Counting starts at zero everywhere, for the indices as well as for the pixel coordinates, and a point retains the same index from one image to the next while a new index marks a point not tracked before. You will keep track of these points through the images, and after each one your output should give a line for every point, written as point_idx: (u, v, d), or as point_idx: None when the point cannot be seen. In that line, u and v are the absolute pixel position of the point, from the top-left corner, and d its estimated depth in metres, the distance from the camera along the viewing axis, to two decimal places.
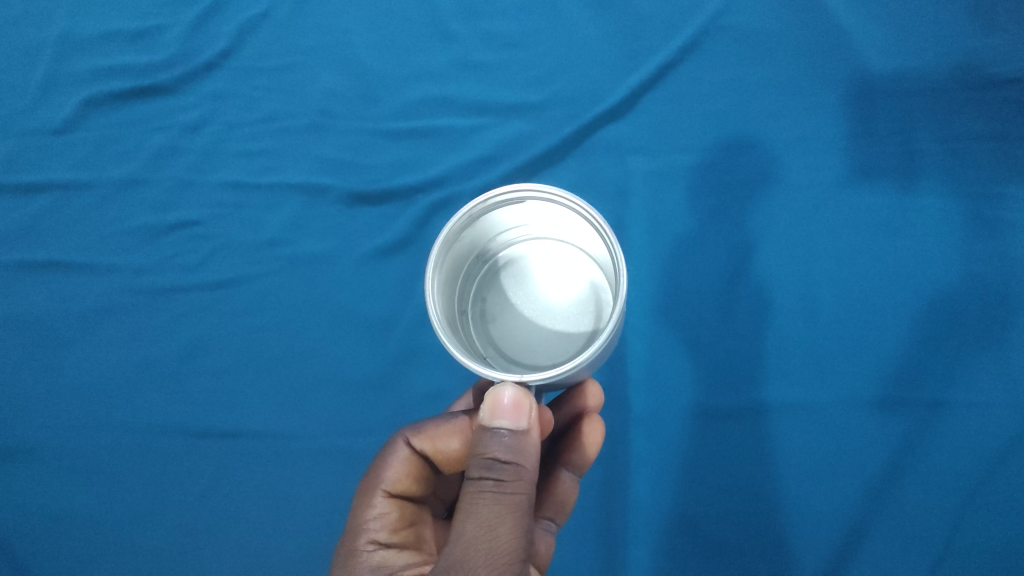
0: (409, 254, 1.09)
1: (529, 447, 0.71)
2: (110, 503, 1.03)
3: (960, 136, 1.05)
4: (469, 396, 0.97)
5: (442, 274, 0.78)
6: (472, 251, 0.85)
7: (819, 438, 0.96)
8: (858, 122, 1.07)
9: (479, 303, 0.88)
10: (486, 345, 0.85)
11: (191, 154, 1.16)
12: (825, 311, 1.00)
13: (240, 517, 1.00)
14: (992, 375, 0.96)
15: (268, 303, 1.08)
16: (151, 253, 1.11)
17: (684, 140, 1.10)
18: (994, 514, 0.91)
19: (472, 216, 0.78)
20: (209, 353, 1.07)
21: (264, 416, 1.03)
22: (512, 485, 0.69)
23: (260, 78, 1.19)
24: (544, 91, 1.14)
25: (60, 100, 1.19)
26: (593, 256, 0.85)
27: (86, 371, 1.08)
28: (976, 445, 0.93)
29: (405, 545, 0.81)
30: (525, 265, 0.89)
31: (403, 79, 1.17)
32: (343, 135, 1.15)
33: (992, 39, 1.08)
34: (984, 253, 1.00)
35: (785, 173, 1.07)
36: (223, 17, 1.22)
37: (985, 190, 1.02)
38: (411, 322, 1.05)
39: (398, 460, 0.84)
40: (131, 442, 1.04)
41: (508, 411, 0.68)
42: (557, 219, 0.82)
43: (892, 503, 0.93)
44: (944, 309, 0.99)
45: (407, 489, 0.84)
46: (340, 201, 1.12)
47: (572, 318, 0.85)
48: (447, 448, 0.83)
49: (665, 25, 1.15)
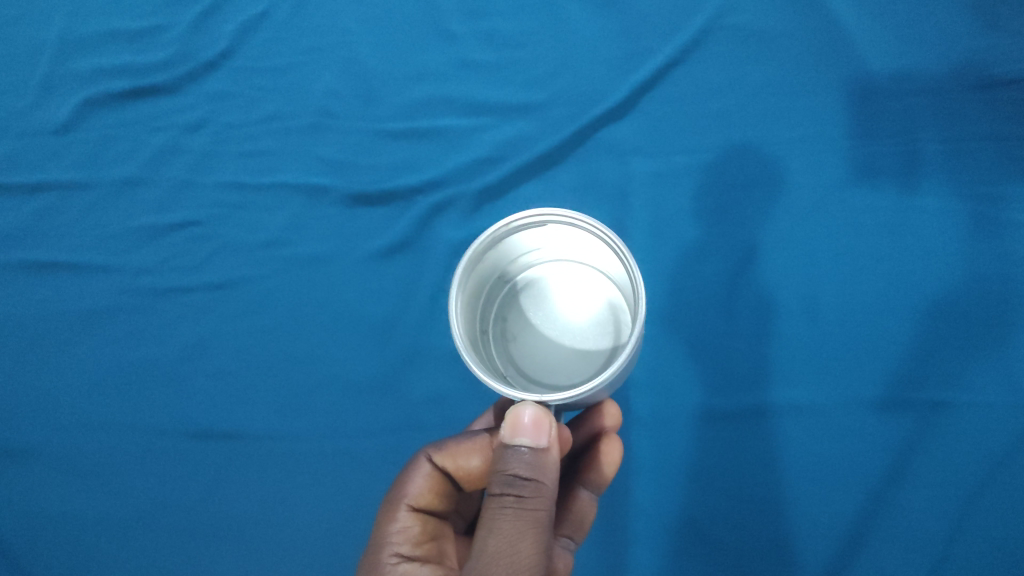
0: (410, 255, 1.08)
1: (550, 464, 0.70)
2: (111, 504, 1.04)
3: (960, 136, 1.04)
4: (491, 413, 0.95)
5: (463, 293, 0.75)
6: (494, 272, 0.83)
7: (818, 439, 0.95)
8: (858, 123, 1.06)
9: (499, 323, 0.86)
10: (506, 364, 0.83)
11: (191, 154, 1.16)
12: (826, 315, 0.99)
13: (242, 519, 1.01)
14: (994, 375, 0.95)
15: (274, 303, 1.08)
16: (153, 252, 1.12)
17: (688, 140, 1.09)
18: (998, 515, 0.91)
19: (495, 236, 0.76)
20: (211, 353, 1.07)
21: (264, 419, 1.03)
22: (533, 501, 0.68)
23: (259, 78, 1.19)
24: (546, 90, 1.13)
25: (61, 100, 1.20)
26: (610, 275, 0.83)
27: (83, 372, 1.09)
28: (977, 446, 0.93)
29: (428, 558, 0.78)
30: (544, 286, 0.87)
31: (404, 81, 1.16)
32: (344, 135, 1.15)
33: (995, 39, 1.07)
34: (986, 252, 0.99)
35: (788, 175, 1.06)
36: (223, 17, 1.22)
37: (987, 191, 1.02)
38: (412, 325, 1.05)
39: (420, 475, 0.81)
40: (133, 439, 1.05)
41: (528, 429, 0.68)
42: (576, 241, 0.80)
43: (896, 506, 0.92)
44: (945, 309, 0.98)
45: (430, 504, 0.80)
46: (340, 201, 1.11)
47: (592, 338, 0.84)
48: (469, 464, 0.79)
49: (666, 26, 1.14)
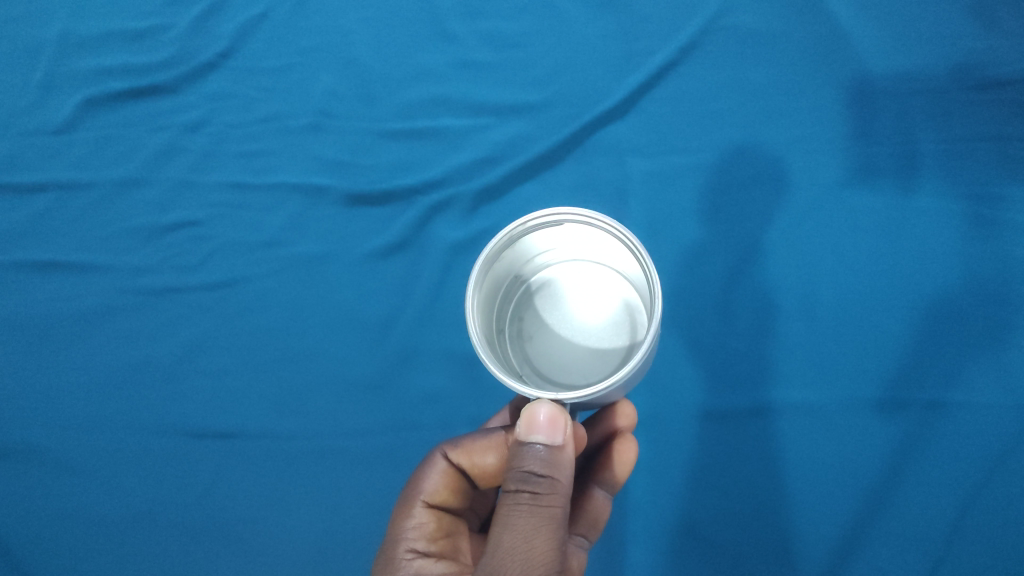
0: (408, 253, 1.17)
1: (564, 462, 0.77)
2: (110, 502, 1.11)
3: (958, 138, 1.12)
4: (507, 411, 1.03)
5: (482, 293, 0.84)
6: (510, 273, 0.92)
7: (818, 439, 1.03)
8: (857, 123, 1.15)
9: (516, 322, 0.95)
10: (524, 362, 0.91)
11: (190, 154, 1.25)
12: (822, 309, 1.08)
13: (238, 518, 1.08)
14: (992, 375, 1.02)
15: (268, 302, 1.16)
16: (150, 253, 1.20)
17: (691, 141, 1.18)
18: (995, 514, 0.97)
19: (512, 237, 0.84)
20: (209, 354, 1.15)
21: (261, 418, 1.11)
22: (547, 498, 0.76)
23: (259, 79, 1.28)
24: (544, 91, 1.23)
25: (62, 99, 1.29)
26: (626, 275, 0.91)
27: (85, 373, 1.16)
28: (978, 444, 1.00)
29: (443, 554, 0.87)
30: (559, 288, 0.96)
31: (404, 81, 1.26)
32: (342, 135, 1.24)
33: (992, 41, 1.16)
34: (984, 255, 1.07)
35: (792, 174, 1.14)
36: (223, 17, 1.32)
37: (986, 192, 1.10)
38: (410, 319, 1.13)
39: (436, 472, 0.90)
40: (131, 440, 1.13)
41: (543, 427, 0.75)
42: (591, 242, 0.89)
43: (894, 504, 0.99)
44: (945, 312, 1.06)
45: (445, 501, 0.89)
46: (339, 201, 1.20)
47: (606, 337, 0.92)
48: (484, 462, 0.88)
49: (664, 28, 1.23)
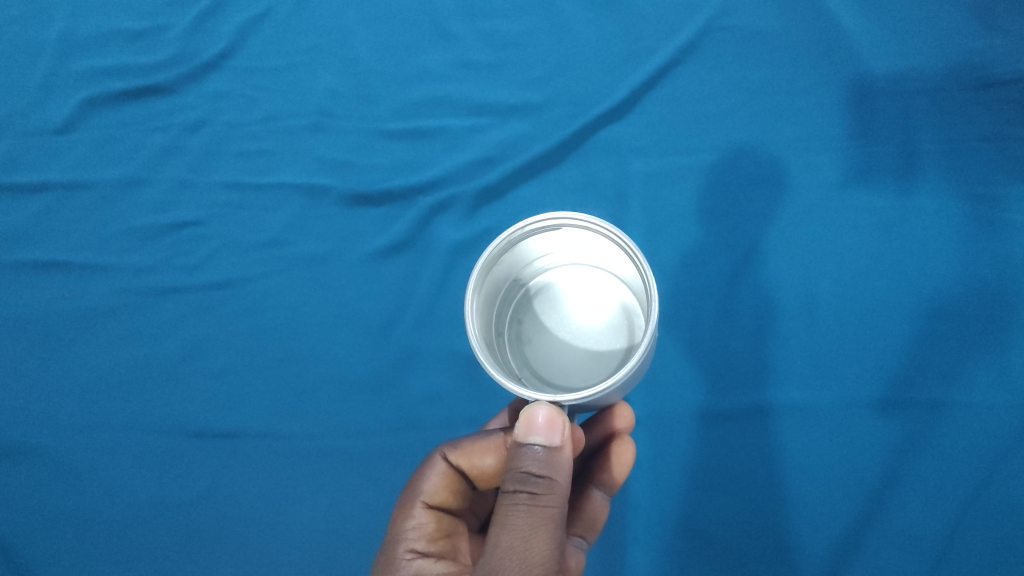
0: (409, 255, 1.18)
1: (562, 464, 0.77)
2: (111, 503, 1.12)
3: (958, 137, 1.13)
4: (505, 415, 1.03)
5: (482, 295, 0.84)
6: (509, 277, 0.92)
7: (819, 438, 1.04)
8: (857, 122, 1.16)
9: (515, 325, 0.96)
10: (522, 365, 0.92)
11: (190, 153, 1.26)
12: (821, 310, 1.08)
13: (236, 516, 1.09)
14: (992, 376, 1.03)
15: (269, 301, 1.17)
16: (152, 253, 1.21)
17: (694, 142, 1.18)
18: (997, 513, 0.98)
19: (511, 241, 0.84)
20: (210, 355, 1.16)
21: (264, 418, 1.12)
22: (546, 498, 0.76)
23: (260, 78, 1.29)
24: (542, 92, 1.23)
25: (62, 99, 1.29)
26: (623, 279, 0.92)
27: (85, 371, 1.17)
28: (978, 445, 1.00)
29: (442, 554, 0.87)
30: (557, 291, 0.96)
31: (404, 81, 1.27)
32: (344, 135, 1.24)
33: (992, 40, 1.17)
34: (985, 254, 1.08)
35: (789, 174, 1.15)
36: (223, 17, 1.32)
37: (986, 191, 1.10)
38: (410, 322, 1.14)
39: (435, 474, 0.90)
40: (134, 440, 1.14)
41: (542, 428, 0.75)
42: (588, 247, 0.89)
43: (892, 505, 1.00)
44: (947, 310, 1.06)
45: (445, 501, 0.90)
46: (341, 200, 1.21)
47: (605, 340, 0.92)
48: (483, 463, 0.88)
49: (664, 27, 1.24)
